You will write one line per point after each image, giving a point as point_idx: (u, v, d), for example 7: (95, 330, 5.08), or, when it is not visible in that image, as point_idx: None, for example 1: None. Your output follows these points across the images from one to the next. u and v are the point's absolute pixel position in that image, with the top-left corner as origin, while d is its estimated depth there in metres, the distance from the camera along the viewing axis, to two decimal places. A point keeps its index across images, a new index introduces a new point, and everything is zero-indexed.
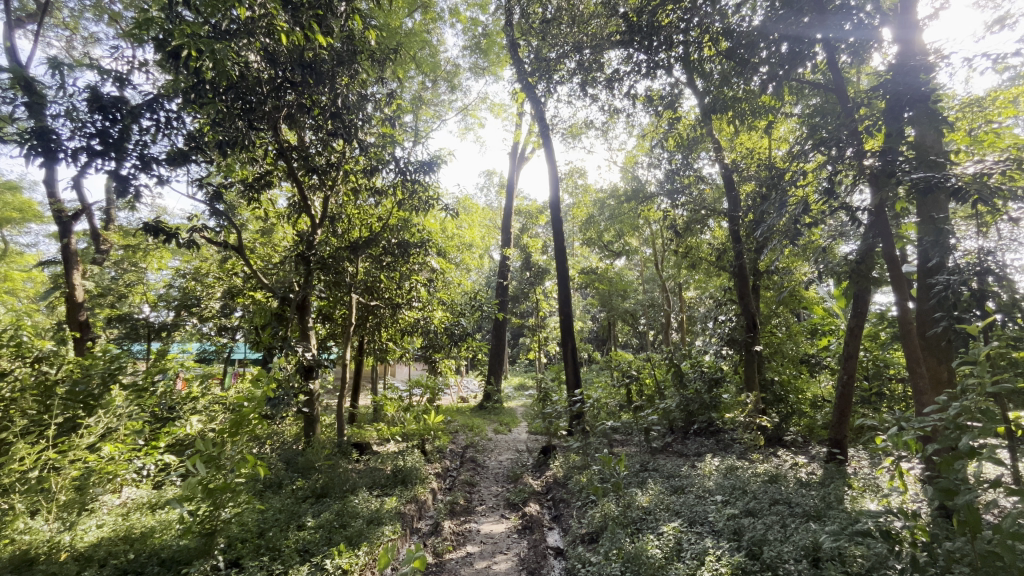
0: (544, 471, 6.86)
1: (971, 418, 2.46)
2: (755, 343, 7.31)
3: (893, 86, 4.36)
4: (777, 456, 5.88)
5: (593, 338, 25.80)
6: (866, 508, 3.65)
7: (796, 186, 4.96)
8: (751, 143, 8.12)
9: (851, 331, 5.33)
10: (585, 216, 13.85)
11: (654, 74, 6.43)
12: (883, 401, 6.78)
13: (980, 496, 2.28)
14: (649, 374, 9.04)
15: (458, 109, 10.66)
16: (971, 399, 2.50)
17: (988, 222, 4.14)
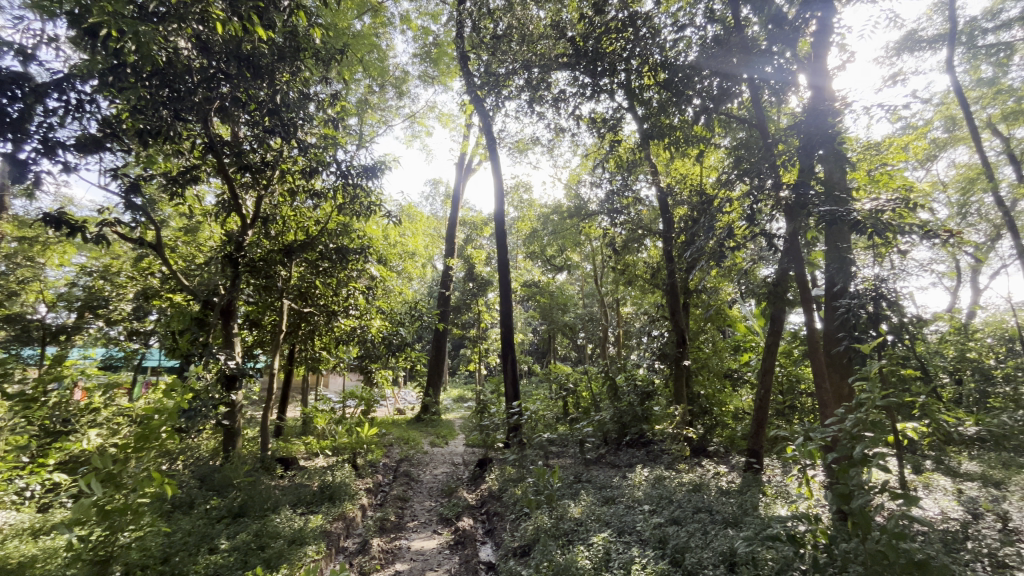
0: (479, 484, 6.78)
1: (865, 429, 2.74)
2: (685, 358, 7.68)
3: (806, 127, 4.84)
4: (701, 466, 6.20)
5: (533, 350, 26.09)
6: (777, 513, 3.91)
7: (722, 213, 5.30)
8: (684, 170, 8.63)
9: (767, 349, 5.74)
10: (529, 230, 14.07)
11: (598, 97, 6.68)
12: (794, 413, 7.35)
13: (871, 500, 2.52)
14: (585, 387, 9.24)
15: (405, 116, 10.51)
16: (864, 412, 2.78)
17: (881, 252, 4.64)
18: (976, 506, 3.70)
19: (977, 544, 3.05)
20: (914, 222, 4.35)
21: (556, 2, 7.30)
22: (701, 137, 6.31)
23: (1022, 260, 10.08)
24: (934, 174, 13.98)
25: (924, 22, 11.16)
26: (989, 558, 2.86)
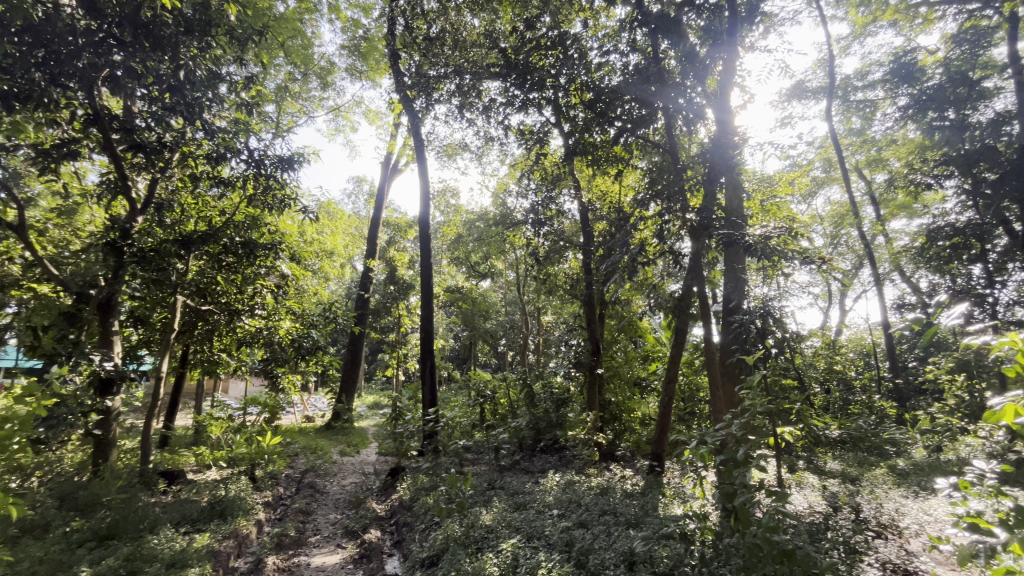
0: (390, 494, 6.54)
1: (747, 432, 3.03)
2: (598, 366, 7.98)
3: (712, 156, 5.30)
4: (609, 470, 6.47)
5: (454, 357, 25.93)
6: (673, 512, 4.19)
7: (637, 230, 5.60)
8: (605, 187, 9.05)
9: (671, 360, 6.14)
10: (454, 235, 13.97)
11: (526, 110, 6.83)
12: (693, 418, 7.94)
13: (751, 497, 2.79)
14: (504, 394, 9.30)
15: (328, 108, 10.00)
16: (748, 418, 3.08)
17: (769, 274, 5.18)
18: (836, 499, 4.22)
19: (836, 533, 3.48)
20: (796, 249, 4.91)
21: (490, 12, 7.39)
22: (619, 157, 6.65)
23: (878, 287, 11.79)
24: (815, 207, 15.93)
25: (810, 74, 12.75)
26: (844, 546, 3.26)
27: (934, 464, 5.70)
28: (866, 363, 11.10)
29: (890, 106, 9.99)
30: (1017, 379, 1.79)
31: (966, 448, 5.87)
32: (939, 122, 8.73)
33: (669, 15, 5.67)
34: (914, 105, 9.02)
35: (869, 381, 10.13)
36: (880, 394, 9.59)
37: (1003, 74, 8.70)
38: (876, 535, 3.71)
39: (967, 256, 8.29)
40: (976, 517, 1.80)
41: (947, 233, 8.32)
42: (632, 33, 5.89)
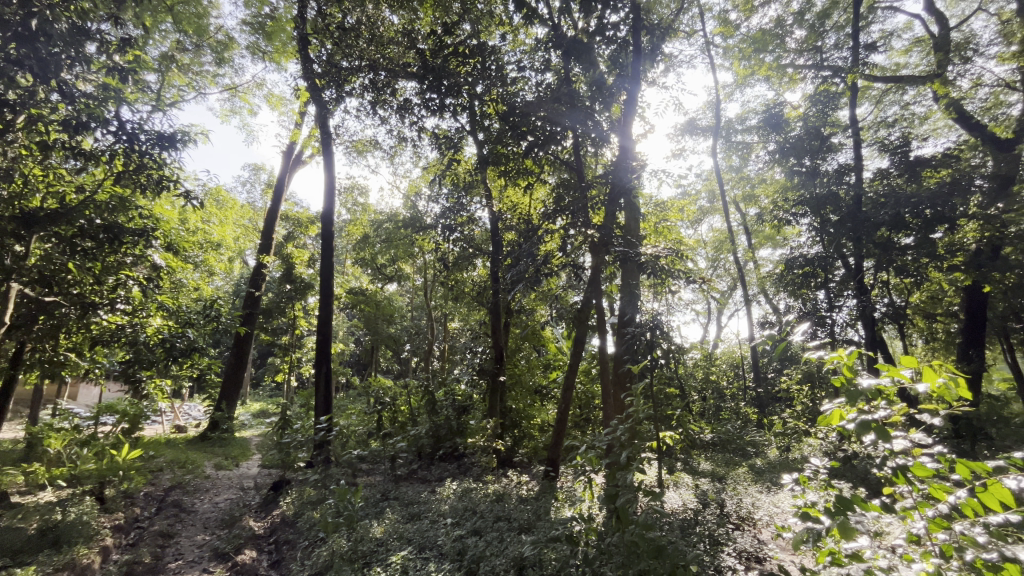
0: (271, 510, 6.02)
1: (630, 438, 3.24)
2: (500, 374, 8.10)
3: (614, 177, 5.69)
4: (506, 476, 6.55)
5: (353, 362, 24.74)
6: (563, 516, 4.35)
7: (545, 242, 5.77)
8: (515, 198, 9.24)
9: (570, 369, 6.38)
10: (360, 235, 13.36)
11: (442, 114, 6.79)
12: (587, 425, 8.33)
13: (631, 497, 2.99)
14: (404, 401, 9.03)
15: (223, 86, 9.09)
16: (632, 424, 3.30)
17: (659, 291, 5.63)
18: (705, 497, 4.68)
19: (703, 527, 3.86)
20: (682, 269, 5.42)
21: (409, 11, 7.22)
22: (530, 171, 6.81)
23: (747, 306, 13.36)
24: (700, 233, 17.68)
25: (701, 114, 14.20)
26: (710, 539, 3.60)
27: (783, 462, 6.56)
28: (736, 373, 12.52)
29: (761, 149, 11.47)
30: (843, 387, 2.12)
31: (808, 447, 6.84)
32: (798, 167, 10.30)
33: (581, 42, 6.06)
34: (781, 151, 10.43)
35: (737, 390, 11.43)
36: (746, 401, 10.87)
37: (846, 133, 10.40)
38: (735, 526, 4.18)
39: (815, 283, 9.73)
40: (808, 506, 2.10)
41: (801, 263, 9.68)
42: (547, 53, 6.15)
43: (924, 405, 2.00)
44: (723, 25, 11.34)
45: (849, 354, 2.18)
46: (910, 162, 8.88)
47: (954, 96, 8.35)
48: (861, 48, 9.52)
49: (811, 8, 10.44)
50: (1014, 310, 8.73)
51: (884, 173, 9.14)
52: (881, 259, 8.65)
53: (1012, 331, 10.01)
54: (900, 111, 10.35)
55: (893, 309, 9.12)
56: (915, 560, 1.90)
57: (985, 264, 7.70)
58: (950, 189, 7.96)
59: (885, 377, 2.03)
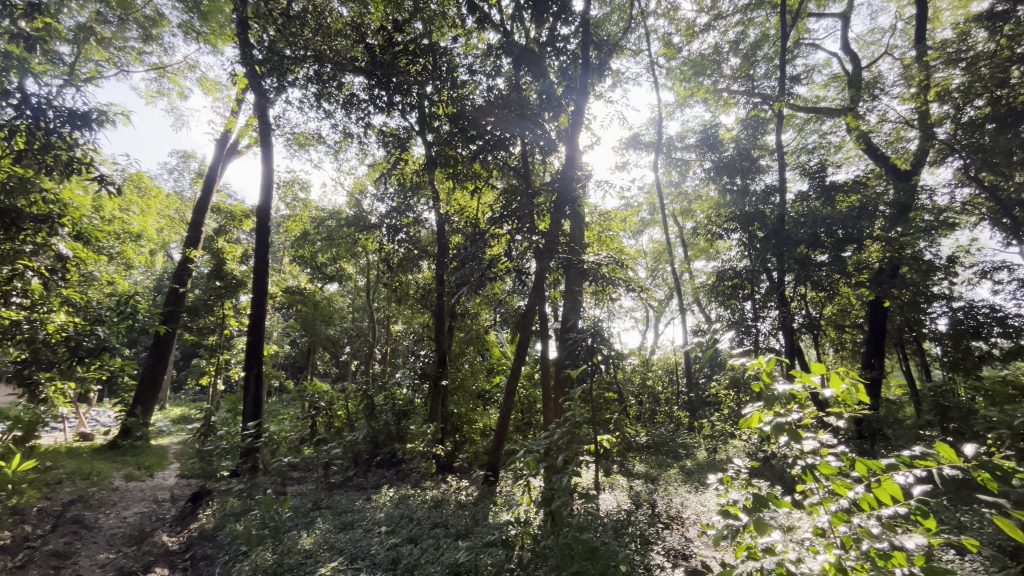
0: (188, 523, 5.59)
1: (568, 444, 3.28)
2: (442, 378, 7.98)
3: (560, 186, 5.84)
4: (445, 482, 6.46)
5: (289, 364, 23.55)
6: (500, 520, 4.36)
7: (491, 246, 5.79)
8: (463, 201, 9.20)
9: (512, 374, 6.41)
10: (300, 232, 12.77)
11: (391, 112, 6.65)
12: (528, 429, 8.40)
13: (567, 501, 3.05)
14: (341, 406, 8.70)
15: (150, 65, 8.41)
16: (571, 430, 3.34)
17: (601, 298, 5.79)
18: (638, 498, 4.86)
19: (635, 527, 4.02)
20: (622, 277, 5.62)
21: (359, 4, 7.02)
22: (478, 175, 6.82)
23: (683, 315, 14.04)
24: (641, 243, 18.40)
25: (644, 130, 14.81)
26: (641, 539, 3.74)
27: (710, 463, 6.95)
28: (670, 378, 13.14)
29: (699, 167, 12.14)
30: (761, 392, 2.29)
31: (733, 448, 7.29)
32: (730, 186, 10.99)
33: (531, 51, 6.17)
34: (715, 170, 11.10)
35: (671, 394, 11.97)
36: (679, 405, 11.42)
37: (772, 156, 11.23)
38: (664, 525, 4.36)
39: (743, 294, 10.41)
40: (729, 504, 2.24)
41: (731, 275, 10.32)
42: (498, 59, 6.20)
43: (830, 409, 2.19)
44: (667, 47, 11.92)
45: (768, 361, 2.34)
46: (826, 187, 9.73)
47: (864, 129, 9.24)
48: (787, 79, 10.34)
49: (744, 39, 11.22)
50: (908, 323, 9.77)
51: (804, 196, 9.96)
52: (799, 274, 9.39)
53: (907, 342, 11.18)
54: (818, 140, 11.33)
55: (809, 321, 9.93)
56: (820, 552, 2.07)
57: (886, 282, 8.57)
58: (859, 213, 8.79)
59: (798, 383, 2.20)
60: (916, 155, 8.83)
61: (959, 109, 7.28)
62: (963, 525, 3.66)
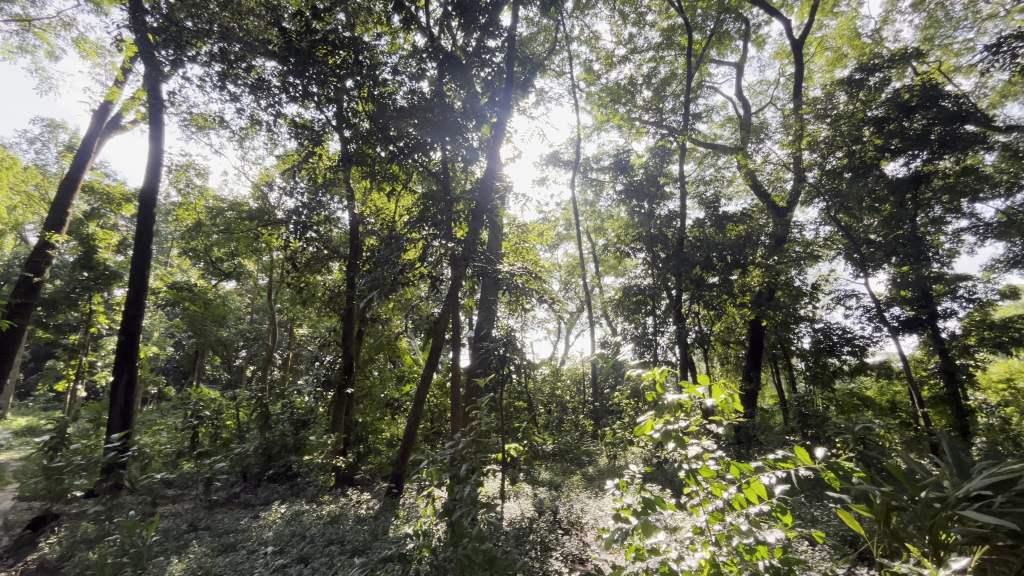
0: (24, 555, 4.73)
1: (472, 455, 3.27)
2: (347, 386, 7.62)
3: (478, 196, 5.89)
4: (344, 496, 6.13)
5: (171, 368, 21.08)
6: (401, 534, 4.21)
7: (406, 250, 5.65)
8: (379, 203, 8.92)
9: (422, 382, 6.27)
10: (191, 222, 11.52)
11: (305, 103, 6.29)
12: (436, 438, 8.27)
13: (467, 512, 3.04)
14: (231, 415, 7.94)
15: (9, 15, 7.18)
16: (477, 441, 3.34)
17: (514, 309, 5.90)
18: (541, 505, 4.99)
19: (536, 535, 4.14)
20: (535, 289, 5.78)
21: None
22: (396, 177, 6.67)
23: (591, 327, 14.69)
24: (556, 256, 19.04)
25: (563, 148, 15.41)
26: (539, 547, 3.83)
27: (609, 469, 7.31)
28: (578, 387, 13.68)
29: (611, 188, 12.78)
30: (653, 402, 2.46)
31: (630, 454, 7.73)
32: (638, 208, 11.76)
33: (457, 59, 6.19)
34: (625, 192, 11.84)
35: (577, 403, 12.44)
36: (584, 413, 11.90)
37: (675, 184, 12.19)
38: (564, 531, 4.48)
39: (645, 310, 11.15)
40: (622, 508, 2.37)
41: (636, 291, 11.01)
42: (422, 61, 6.11)
43: (710, 417, 2.42)
44: (587, 73, 12.54)
45: (661, 372, 2.53)
46: (719, 216, 10.77)
47: (752, 168, 10.36)
48: (690, 116, 11.35)
49: (656, 75, 12.16)
50: (780, 341, 11.07)
51: (701, 223, 10.95)
52: (694, 293, 10.26)
53: (779, 358, 12.65)
54: (714, 173, 12.53)
55: (700, 336, 10.89)
56: (697, 549, 2.24)
57: (764, 304, 9.67)
58: (744, 242, 9.85)
59: (683, 394, 2.41)
60: (791, 194, 10.08)
61: (824, 158, 8.26)
62: (815, 518, 4.19)
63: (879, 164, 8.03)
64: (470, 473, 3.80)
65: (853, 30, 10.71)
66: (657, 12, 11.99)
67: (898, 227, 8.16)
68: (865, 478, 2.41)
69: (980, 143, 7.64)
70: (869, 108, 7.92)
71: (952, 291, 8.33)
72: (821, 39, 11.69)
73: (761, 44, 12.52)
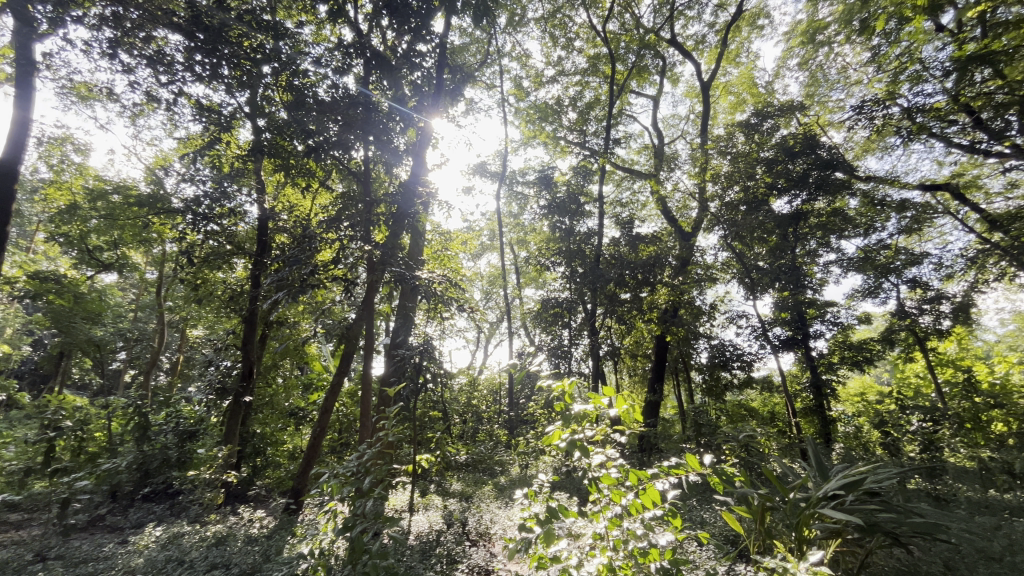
0: None
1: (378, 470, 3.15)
2: (245, 393, 7.01)
3: (400, 200, 5.81)
4: (234, 514, 5.61)
5: (26, 371, 18.09)
6: (296, 554, 3.93)
7: (320, 249, 5.36)
8: (293, 200, 8.43)
9: (330, 390, 5.94)
10: (63, 203, 10.07)
11: (213, 85, 5.79)
12: (343, 450, 7.88)
13: (367, 529, 2.92)
14: (100, 426, 6.98)
15: None
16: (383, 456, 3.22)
17: (432, 317, 5.83)
18: (450, 518, 4.90)
19: (442, 548, 4.08)
20: (455, 297, 5.82)
21: None
22: (312, 172, 6.33)
23: (511, 338, 14.83)
24: (478, 266, 19.08)
25: (490, 160, 15.55)
26: (445, 561, 3.78)
27: (520, 479, 7.39)
28: (494, 398, 13.70)
29: (535, 203, 12.99)
30: (561, 411, 2.56)
31: (541, 464, 7.87)
32: (560, 224, 12.15)
33: (386, 59, 6.06)
34: (548, 208, 12.16)
35: (493, 413, 12.44)
36: (499, 423, 11.92)
37: (595, 203, 12.77)
38: (472, 543, 4.45)
39: (561, 322, 11.46)
40: (526, 517, 2.41)
41: (554, 304, 11.31)
42: (349, 56, 5.89)
43: (614, 426, 2.54)
44: (517, 89, 12.83)
45: (570, 383, 2.64)
46: (633, 237, 11.43)
47: (663, 194, 11.14)
48: (610, 140, 12.00)
49: (581, 98, 12.74)
50: (682, 356, 11.93)
51: (617, 242, 11.56)
52: (608, 308, 10.79)
53: (680, 371, 13.63)
54: (630, 196, 13.31)
55: (611, 350, 11.43)
56: (596, 554, 2.32)
57: (669, 320, 10.36)
58: (653, 263, 10.56)
59: (589, 404, 2.53)
60: (695, 221, 10.98)
61: (724, 190, 8.93)
62: (703, 520, 4.55)
63: (768, 199, 8.98)
64: (375, 486, 3.66)
65: (751, 80, 12.01)
66: (584, 39, 12.58)
67: (782, 256, 9.26)
68: (746, 483, 2.67)
69: (847, 189, 8.99)
70: (761, 149, 8.83)
71: (821, 316, 9.50)
72: (725, 84, 12.98)
73: (675, 82, 13.61)
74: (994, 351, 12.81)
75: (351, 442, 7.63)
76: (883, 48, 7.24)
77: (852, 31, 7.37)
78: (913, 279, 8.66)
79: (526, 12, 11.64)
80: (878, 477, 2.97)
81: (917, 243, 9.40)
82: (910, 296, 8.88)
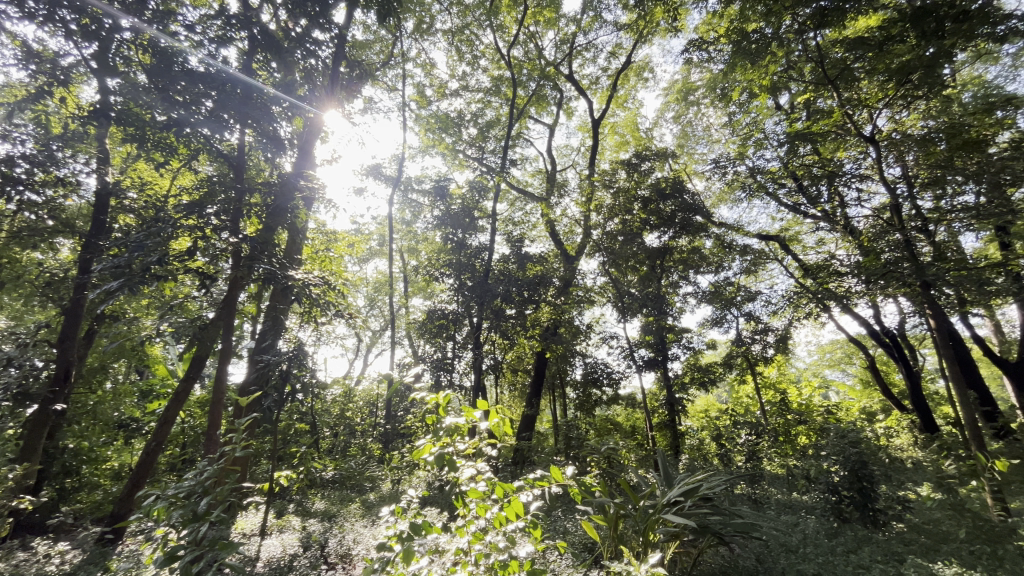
0: None
1: (223, 490, 2.78)
2: (56, 400, 5.81)
3: (278, 193, 5.36)
4: (24, 549, 4.57)
5: None
6: None
7: (173, 237, 4.68)
8: (147, 177, 7.34)
9: (173, 398, 5.18)
10: None
11: (49, 29, 4.84)
12: (185, 467, 6.88)
13: (202, 558, 2.55)
14: None
15: None
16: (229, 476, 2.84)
17: (304, 322, 5.41)
18: (308, 538, 4.54)
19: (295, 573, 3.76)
20: (332, 301, 5.49)
21: None
22: (173, 148, 5.56)
23: (393, 347, 14.26)
24: (365, 271, 18.21)
25: (386, 163, 15.08)
26: None
27: (390, 495, 7.09)
28: (370, 410, 12.99)
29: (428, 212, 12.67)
30: (433, 424, 2.52)
31: (414, 479, 7.62)
32: (452, 236, 11.93)
33: (276, 39, 5.58)
34: (441, 219, 11.92)
35: (368, 426, 11.78)
36: (373, 437, 11.32)
37: (488, 219, 12.99)
38: (328, 566, 4.16)
39: (446, 334, 11.34)
40: (388, 535, 2.30)
41: (440, 315, 11.18)
42: (231, 29, 5.32)
43: (485, 440, 2.56)
44: (419, 95, 12.67)
45: (446, 396, 2.61)
46: (522, 256, 11.81)
47: (552, 217, 11.72)
48: (507, 160, 12.33)
49: (482, 115, 12.96)
50: (559, 372, 12.50)
51: (506, 259, 11.86)
52: (493, 323, 10.91)
53: (557, 387, 14.24)
54: (523, 216, 13.78)
55: (494, 363, 11.54)
56: (457, 570, 2.30)
57: (549, 338, 10.88)
58: (539, 281, 11.01)
59: (462, 418, 2.53)
60: (579, 245, 11.68)
61: (606, 221, 9.70)
62: (566, 530, 4.77)
63: (643, 233, 9.93)
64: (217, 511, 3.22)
65: (635, 124, 13.30)
66: (490, 59, 12.93)
67: (650, 286, 10.21)
68: (602, 492, 2.86)
69: (704, 231, 10.31)
70: (639, 188, 9.81)
71: (678, 340, 10.57)
72: (613, 124, 14.19)
73: (570, 115, 14.51)
74: (803, 377, 15.51)
75: (196, 458, 6.69)
76: (738, 115, 8.53)
77: (715, 97, 8.57)
78: (749, 313, 10.15)
79: (434, 21, 11.63)
80: (711, 485, 3.43)
81: (753, 283, 11.06)
82: (746, 327, 10.35)
